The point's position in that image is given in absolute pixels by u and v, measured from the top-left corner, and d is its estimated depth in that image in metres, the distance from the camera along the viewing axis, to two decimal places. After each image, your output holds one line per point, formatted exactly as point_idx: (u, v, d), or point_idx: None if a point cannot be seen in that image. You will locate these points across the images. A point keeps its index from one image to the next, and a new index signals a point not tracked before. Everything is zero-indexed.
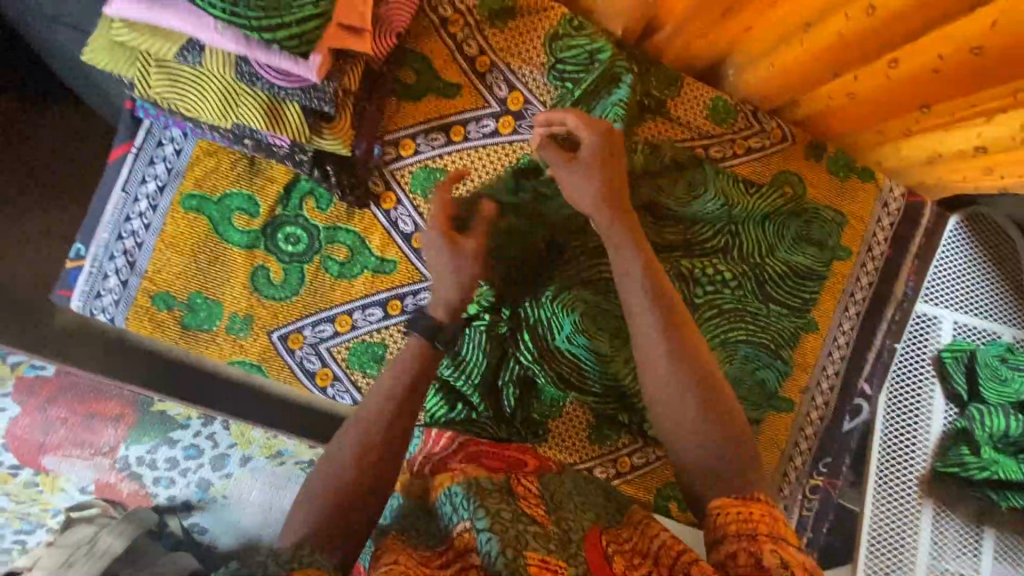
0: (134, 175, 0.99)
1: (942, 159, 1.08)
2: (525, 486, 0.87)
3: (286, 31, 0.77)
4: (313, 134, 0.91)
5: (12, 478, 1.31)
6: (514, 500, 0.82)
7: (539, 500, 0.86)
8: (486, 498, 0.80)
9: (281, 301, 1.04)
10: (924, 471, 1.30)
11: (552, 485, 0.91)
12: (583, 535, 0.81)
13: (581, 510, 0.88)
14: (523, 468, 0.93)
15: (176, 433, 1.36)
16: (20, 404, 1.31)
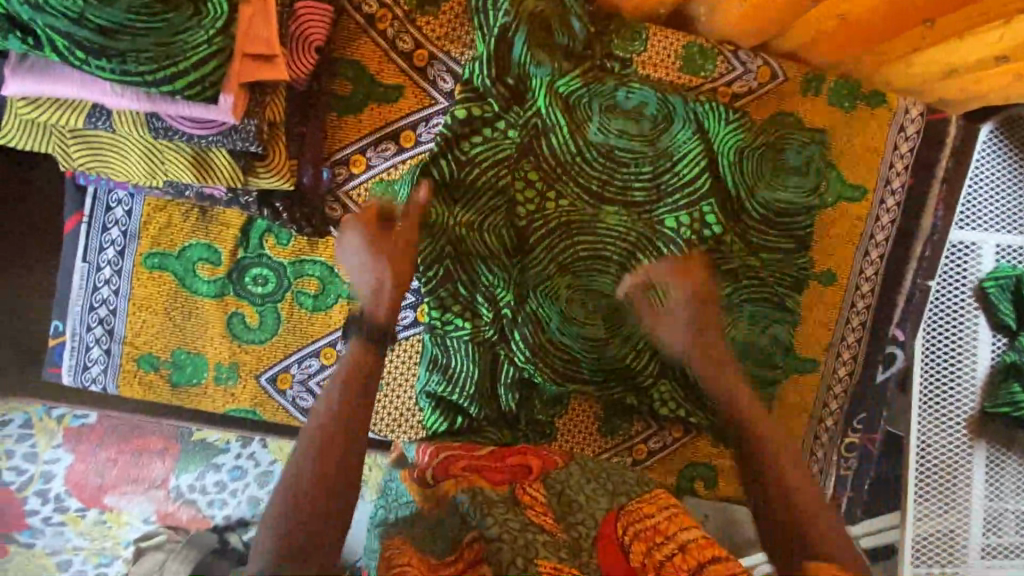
0: (90, 244, 0.97)
1: (961, 71, 0.93)
2: (531, 494, 0.85)
3: (184, 79, 0.72)
4: (249, 175, 0.86)
5: (82, 520, 1.37)
6: (520, 510, 0.81)
7: (545, 508, 0.84)
8: (493, 509, 0.80)
9: (262, 343, 1.02)
10: (973, 411, 1.19)
11: (557, 481, 0.87)
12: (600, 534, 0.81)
13: (596, 494, 0.86)
14: (527, 472, 0.88)
15: (219, 458, 1.39)
16: (73, 451, 1.36)
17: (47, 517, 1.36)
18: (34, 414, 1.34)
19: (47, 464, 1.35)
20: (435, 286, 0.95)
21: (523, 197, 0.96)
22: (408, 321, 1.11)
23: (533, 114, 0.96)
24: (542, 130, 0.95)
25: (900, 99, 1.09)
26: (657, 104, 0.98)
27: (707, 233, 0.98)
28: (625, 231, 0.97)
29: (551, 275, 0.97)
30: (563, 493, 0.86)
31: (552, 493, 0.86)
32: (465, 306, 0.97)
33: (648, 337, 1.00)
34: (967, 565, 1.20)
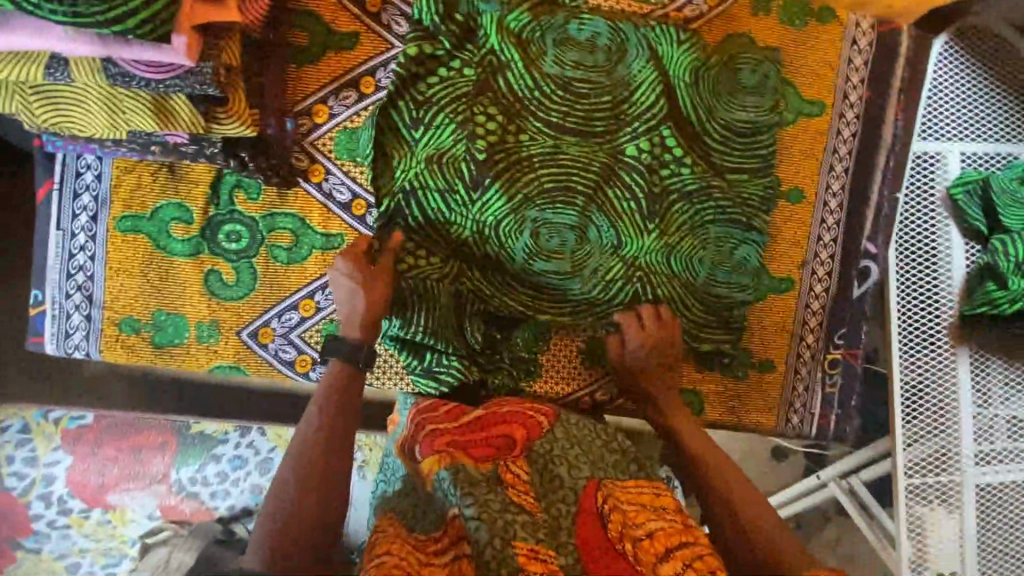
0: (63, 211, 0.98)
1: None
2: (514, 471, 0.84)
3: (134, 20, 0.73)
4: (210, 122, 0.87)
5: (86, 521, 1.34)
6: (502, 490, 0.80)
7: (529, 485, 0.84)
8: (475, 488, 0.78)
9: (239, 299, 1.03)
10: (951, 318, 1.20)
11: (543, 448, 0.88)
12: (579, 509, 0.82)
13: (579, 464, 0.87)
14: (511, 447, 0.87)
15: (218, 448, 1.37)
16: (72, 452, 1.33)
17: (52, 520, 1.34)
18: (32, 420, 1.32)
19: (49, 467, 1.33)
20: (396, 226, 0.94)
21: (484, 130, 0.93)
22: None
23: (488, 53, 0.94)
24: (498, 66, 0.94)
25: (850, 14, 1.11)
26: (609, 35, 0.96)
27: (662, 160, 0.99)
28: (585, 163, 0.96)
29: (510, 209, 0.94)
30: (545, 466, 0.86)
31: (536, 470, 0.86)
32: (422, 246, 0.95)
33: (615, 267, 0.99)
34: (964, 474, 1.20)
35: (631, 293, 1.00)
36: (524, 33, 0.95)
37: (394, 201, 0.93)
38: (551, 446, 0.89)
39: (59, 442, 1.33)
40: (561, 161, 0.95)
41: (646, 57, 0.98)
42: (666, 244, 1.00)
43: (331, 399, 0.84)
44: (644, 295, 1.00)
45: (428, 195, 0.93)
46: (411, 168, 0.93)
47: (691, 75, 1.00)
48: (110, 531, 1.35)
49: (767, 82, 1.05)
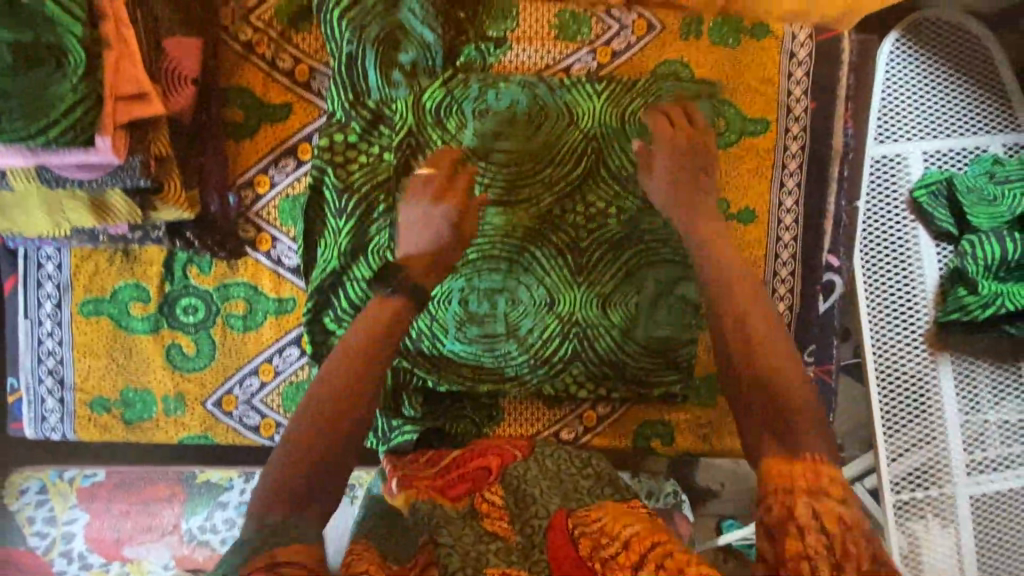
0: (29, 302, 1.03)
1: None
2: (489, 500, 0.89)
3: (58, 128, 0.77)
4: (148, 210, 0.91)
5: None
6: (475, 521, 0.85)
7: (502, 512, 0.87)
8: (448, 522, 0.83)
9: (201, 370, 1.06)
10: (927, 326, 1.16)
11: (516, 473, 0.92)
12: (550, 520, 0.81)
13: (550, 493, 0.87)
14: (486, 476, 0.93)
15: (225, 496, 1.31)
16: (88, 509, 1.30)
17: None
18: (48, 480, 1.31)
19: (66, 526, 1.27)
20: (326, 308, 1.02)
21: (407, 212, 1.02)
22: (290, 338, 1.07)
23: (406, 133, 1.02)
24: (418, 146, 1.02)
25: (786, 26, 1.09)
26: (527, 102, 1.05)
27: (584, 217, 1.10)
28: (510, 230, 1.09)
29: (443, 281, 1.08)
30: (517, 493, 0.88)
31: (510, 495, 0.89)
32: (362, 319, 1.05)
33: (550, 323, 1.10)
34: (954, 485, 1.15)
35: (569, 344, 1.10)
36: (444, 108, 1.03)
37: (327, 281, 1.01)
38: (524, 473, 0.92)
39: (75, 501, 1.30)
40: (490, 235, 1.08)
41: (565, 118, 1.06)
42: (596, 293, 1.10)
43: (353, 340, 0.82)
44: (581, 343, 1.10)
45: (356, 274, 1.01)
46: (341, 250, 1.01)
47: (611, 122, 1.06)
48: None
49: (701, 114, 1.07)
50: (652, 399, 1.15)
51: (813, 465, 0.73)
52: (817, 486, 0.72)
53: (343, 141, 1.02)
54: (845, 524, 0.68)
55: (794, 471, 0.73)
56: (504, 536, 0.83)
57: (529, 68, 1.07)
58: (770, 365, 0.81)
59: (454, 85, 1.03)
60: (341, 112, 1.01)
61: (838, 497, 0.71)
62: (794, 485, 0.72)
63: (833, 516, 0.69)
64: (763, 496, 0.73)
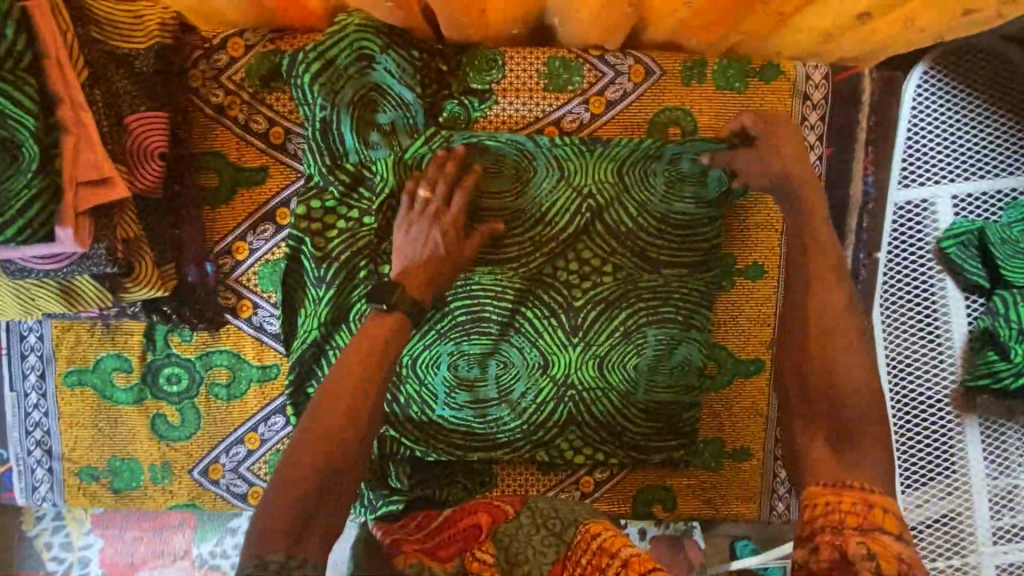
0: (14, 373, 1.03)
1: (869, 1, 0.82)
2: (481, 559, 0.80)
3: (14, 226, 0.74)
4: (119, 292, 0.88)
5: None
6: None
7: (494, 567, 0.80)
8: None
9: (187, 439, 1.04)
10: (953, 386, 1.07)
11: (506, 535, 0.83)
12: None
13: (543, 547, 0.81)
14: (476, 533, 0.83)
15: (236, 521, 1.25)
16: (103, 534, 1.24)
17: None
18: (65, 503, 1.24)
19: (83, 550, 1.24)
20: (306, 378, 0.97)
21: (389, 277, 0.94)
22: (276, 405, 1.04)
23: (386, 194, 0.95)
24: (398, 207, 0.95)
25: (799, 65, 1.00)
26: (515, 156, 0.98)
27: (580, 273, 1.01)
28: (499, 290, 1.00)
29: (428, 346, 1.01)
30: (510, 548, 0.81)
31: (500, 549, 0.81)
32: None
33: (545, 388, 1.03)
34: (980, 554, 1.07)
35: (564, 410, 1.03)
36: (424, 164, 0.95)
37: (305, 352, 0.96)
38: (515, 531, 0.83)
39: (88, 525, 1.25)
40: (480, 294, 1.00)
41: (556, 173, 0.99)
42: (593, 355, 1.02)
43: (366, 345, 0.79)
44: (577, 408, 1.04)
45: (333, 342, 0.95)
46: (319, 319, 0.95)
47: (605, 175, 0.99)
48: None
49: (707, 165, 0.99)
50: (656, 464, 1.10)
51: (864, 492, 0.68)
52: (865, 523, 0.66)
53: (321, 206, 0.97)
54: (901, 564, 0.62)
55: (839, 494, 0.68)
56: None
57: (518, 121, 1.01)
58: (822, 325, 0.77)
59: (436, 142, 0.96)
60: (319, 176, 0.96)
61: (892, 533, 0.65)
62: (845, 526, 0.65)
63: (888, 557, 0.63)
64: (806, 522, 0.68)
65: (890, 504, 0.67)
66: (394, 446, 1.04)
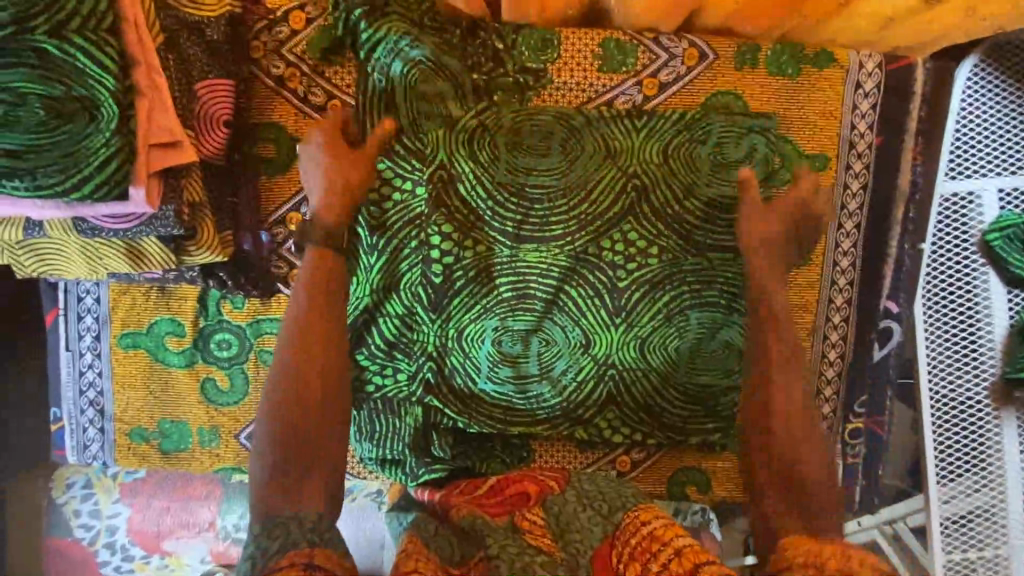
0: (70, 334, 1.06)
1: None
2: (530, 519, 0.86)
3: (91, 183, 0.77)
4: (182, 255, 0.91)
5: (148, 567, 1.25)
6: (517, 535, 0.82)
7: (544, 528, 0.84)
8: (492, 531, 0.82)
9: (234, 404, 1.07)
10: (991, 379, 1.08)
11: (556, 504, 0.87)
12: (593, 555, 0.81)
13: (591, 523, 0.84)
14: (526, 499, 0.89)
15: None
16: (133, 504, 1.25)
17: (119, 566, 1.25)
18: (93, 474, 1.26)
19: (110, 519, 1.24)
20: (361, 341, 1.02)
21: (439, 249, 0.99)
22: None
23: (438, 165, 0.98)
24: (450, 178, 0.99)
25: (852, 54, 1.00)
26: (563, 135, 1.00)
27: (626, 255, 1.02)
28: (544, 267, 1.01)
29: (474, 320, 1.02)
30: (560, 516, 0.86)
31: (551, 514, 0.86)
32: (389, 360, 1.03)
33: (586, 365, 1.04)
34: (1012, 547, 1.08)
35: (606, 387, 1.05)
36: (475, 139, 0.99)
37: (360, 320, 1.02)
38: (562, 506, 0.87)
39: (118, 494, 1.25)
40: (528, 269, 1.01)
41: (603, 151, 1.00)
42: (635, 336, 1.03)
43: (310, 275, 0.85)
44: (616, 387, 1.05)
45: (388, 310, 1.02)
46: (376, 289, 1.01)
47: (651, 156, 1.00)
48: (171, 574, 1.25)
49: (752, 152, 1.01)
50: (690, 446, 1.11)
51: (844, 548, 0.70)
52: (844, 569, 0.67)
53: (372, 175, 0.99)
54: None
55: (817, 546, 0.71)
56: (550, 553, 0.81)
57: (569, 101, 1.03)
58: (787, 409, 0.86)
59: (486, 117, 0.99)
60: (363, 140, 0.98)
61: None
62: (826, 565, 0.67)
63: None
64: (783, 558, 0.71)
65: (867, 555, 0.68)
66: (433, 419, 1.05)
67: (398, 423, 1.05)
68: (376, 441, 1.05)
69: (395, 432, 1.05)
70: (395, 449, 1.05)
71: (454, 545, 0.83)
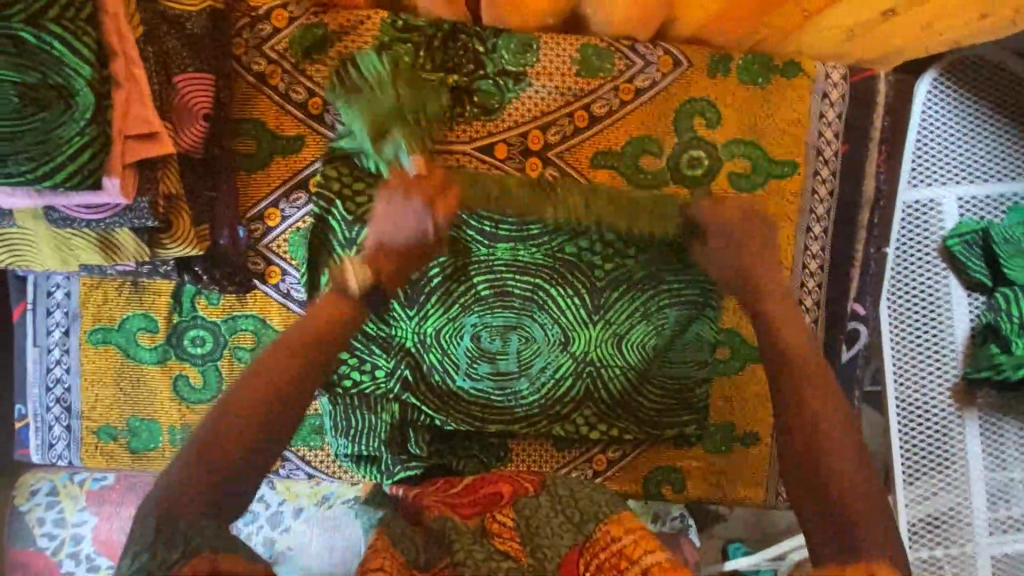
0: (38, 328, 1.03)
1: (869, 25, 0.89)
2: (501, 521, 0.86)
3: (63, 172, 0.76)
4: (156, 248, 0.90)
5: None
6: (485, 540, 0.83)
7: (514, 532, 0.84)
8: (461, 536, 0.82)
9: (208, 401, 1.05)
10: (955, 380, 1.11)
11: (526, 508, 0.87)
12: (561, 562, 0.81)
13: (561, 530, 0.84)
14: (498, 499, 0.90)
15: None
16: (98, 512, 1.21)
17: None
18: (58, 481, 1.23)
19: (74, 528, 1.21)
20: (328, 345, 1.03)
21: None
22: None
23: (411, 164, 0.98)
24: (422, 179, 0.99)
25: (819, 64, 1.04)
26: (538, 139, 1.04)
27: (603, 256, 1.04)
28: (522, 266, 1.04)
29: (451, 319, 1.04)
30: (531, 519, 0.86)
31: (521, 518, 0.86)
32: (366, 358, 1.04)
33: (565, 362, 1.06)
34: (976, 545, 1.11)
35: (584, 384, 1.07)
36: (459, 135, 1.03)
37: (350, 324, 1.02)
38: (534, 510, 0.87)
39: (84, 502, 1.22)
40: (507, 268, 1.04)
41: (579, 155, 1.05)
42: (612, 333, 1.05)
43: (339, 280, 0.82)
44: (593, 384, 1.07)
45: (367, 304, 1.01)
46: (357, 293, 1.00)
47: (620, 160, 1.05)
48: None
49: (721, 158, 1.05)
50: (666, 443, 1.13)
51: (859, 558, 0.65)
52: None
53: (349, 174, 0.98)
54: None
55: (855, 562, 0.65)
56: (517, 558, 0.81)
57: (549, 104, 1.04)
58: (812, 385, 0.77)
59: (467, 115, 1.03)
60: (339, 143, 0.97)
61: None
62: None
63: None
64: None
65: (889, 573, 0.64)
66: (411, 416, 1.06)
67: (371, 421, 1.05)
68: (345, 440, 1.06)
69: (370, 428, 1.05)
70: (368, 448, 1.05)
71: (422, 550, 0.82)
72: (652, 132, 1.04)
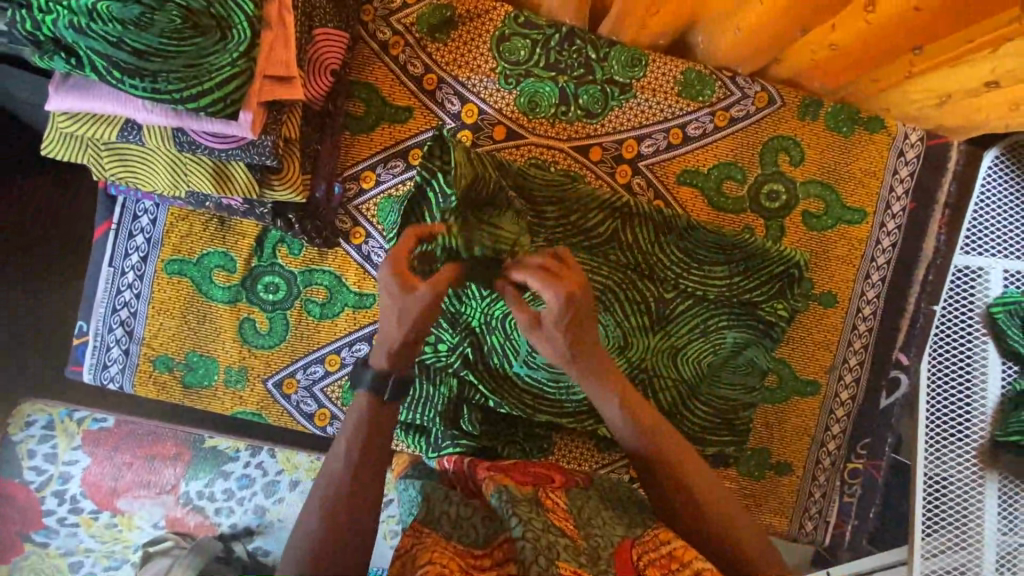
0: (117, 250, 1.04)
1: (956, 97, 0.97)
2: (553, 498, 0.82)
3: (209, 98, 0.78)
4: (264, 187, 0.93)
5: (93, 522, 1.22)
6: (542, 510, 0.77)
7: (568, 513, 0.80)
8: (516, 507, 0.75)
9: (271, 348, 1.06)
10: (980, 441, 1.14)
11: (576, 498, 0.85)
12: (614, 552, 0.76)
13: (612, 522, 0.82)
14: (550, 481, 0.87)
15: (228, 465, 1.26)
16: (92, 454, 1.24)
17: (63, 518, 1.22)
18: (55, 415, 1.25)
19: (66, 466, 1.23)
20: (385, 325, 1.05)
21: None
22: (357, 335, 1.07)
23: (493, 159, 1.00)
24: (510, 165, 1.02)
25: (900, 124, 1.11)
26: (626, 149, 1.09)
27: (672, 272, 1.07)
28: (595, 266, 1.04)
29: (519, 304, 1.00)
30: (581, 510, 0.82)
31: (572, 503, 0.83)
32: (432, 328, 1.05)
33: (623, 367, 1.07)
34: None
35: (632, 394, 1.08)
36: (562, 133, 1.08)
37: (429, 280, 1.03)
38: (583, 501, 0.85)
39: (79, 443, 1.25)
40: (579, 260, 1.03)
41: (667, 171, 1.10)
42: (671, 344, 1.08)
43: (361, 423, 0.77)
44: (645, 392, 1.08)
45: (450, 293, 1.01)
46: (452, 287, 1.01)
47: (703, 183, 1.11)
48: (116, 535, 1.22)
49: (794, 197, 1.11)
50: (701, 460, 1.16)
51: None
52: None
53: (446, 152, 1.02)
54: None
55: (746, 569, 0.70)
56: (574, 538, 0.75)
57: (647, 118, 1.09)
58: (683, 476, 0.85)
59: (573, 114, 1.07)
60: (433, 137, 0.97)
61: None
62: None
63: None
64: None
65: None
66: (464, 396, 1.07)
67: (430, 388, 1.08)
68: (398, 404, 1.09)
69: (428, 398, 1.08)
70: (422, 416, 1.08)
71: (476, 527, 0.78)
72: (735, 163, 1.11)
